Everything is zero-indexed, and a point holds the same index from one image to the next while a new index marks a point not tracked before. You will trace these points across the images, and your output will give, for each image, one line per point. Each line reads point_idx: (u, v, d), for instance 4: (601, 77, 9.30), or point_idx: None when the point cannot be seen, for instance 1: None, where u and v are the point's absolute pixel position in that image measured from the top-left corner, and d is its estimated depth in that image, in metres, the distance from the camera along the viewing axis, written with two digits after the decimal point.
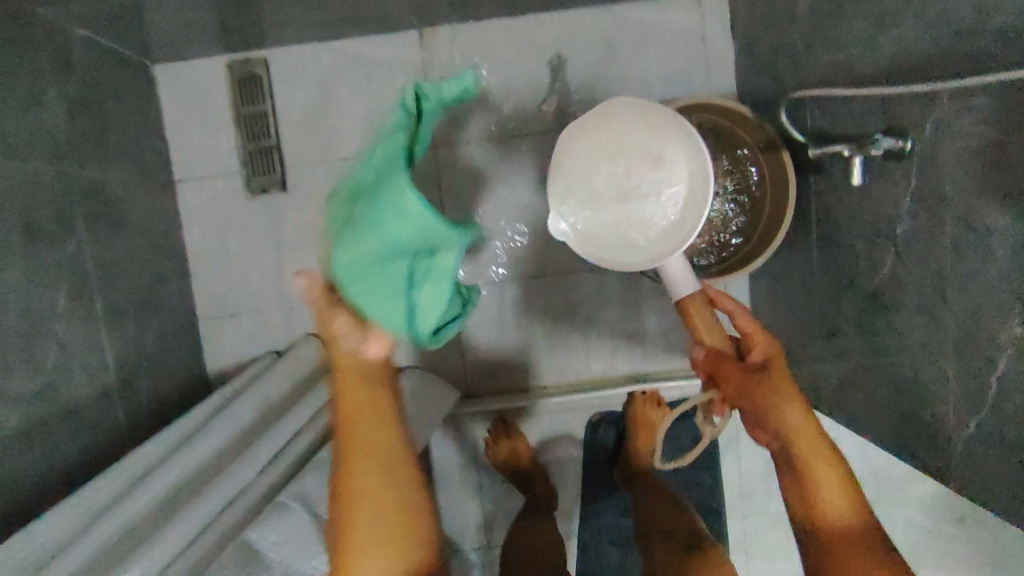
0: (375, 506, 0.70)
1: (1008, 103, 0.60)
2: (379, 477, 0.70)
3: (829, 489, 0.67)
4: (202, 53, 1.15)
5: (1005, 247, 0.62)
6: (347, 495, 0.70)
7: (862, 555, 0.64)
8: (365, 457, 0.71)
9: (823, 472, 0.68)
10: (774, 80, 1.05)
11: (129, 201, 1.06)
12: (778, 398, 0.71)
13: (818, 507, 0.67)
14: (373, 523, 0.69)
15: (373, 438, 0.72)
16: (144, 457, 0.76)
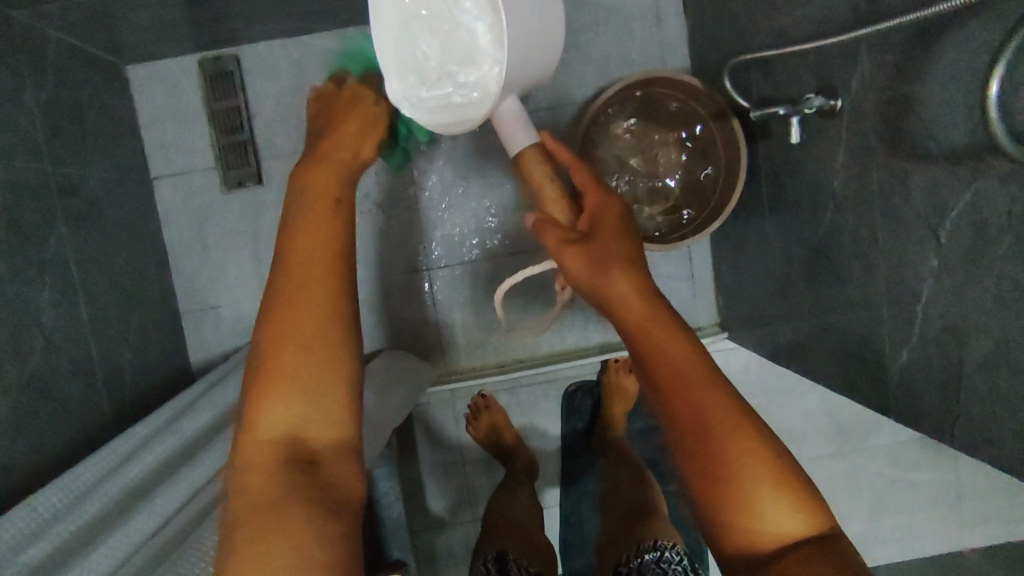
0: (313, 345, 0.49)
1: (914, 55, 0.65)
2: (320, 303, 0.51)
3: (746, 468, 0.43)
4: (173, 51, 1.19)
5: (921, 188, 0.67)
6: (279, 301, 0.50)
7: (744, 490, 0.42)
8: (311, 269, 0.51)
9: (728, 435, 0.43)
10: (723, 53, 1.11)
11: (107, 197, 1.09)
12: (600, 266, 0.52)
13: (726, 512, 0.43)
14: (305, 364, 0.49)
15: (323, 251, 0.52)
16: (138, 432, 0.80)
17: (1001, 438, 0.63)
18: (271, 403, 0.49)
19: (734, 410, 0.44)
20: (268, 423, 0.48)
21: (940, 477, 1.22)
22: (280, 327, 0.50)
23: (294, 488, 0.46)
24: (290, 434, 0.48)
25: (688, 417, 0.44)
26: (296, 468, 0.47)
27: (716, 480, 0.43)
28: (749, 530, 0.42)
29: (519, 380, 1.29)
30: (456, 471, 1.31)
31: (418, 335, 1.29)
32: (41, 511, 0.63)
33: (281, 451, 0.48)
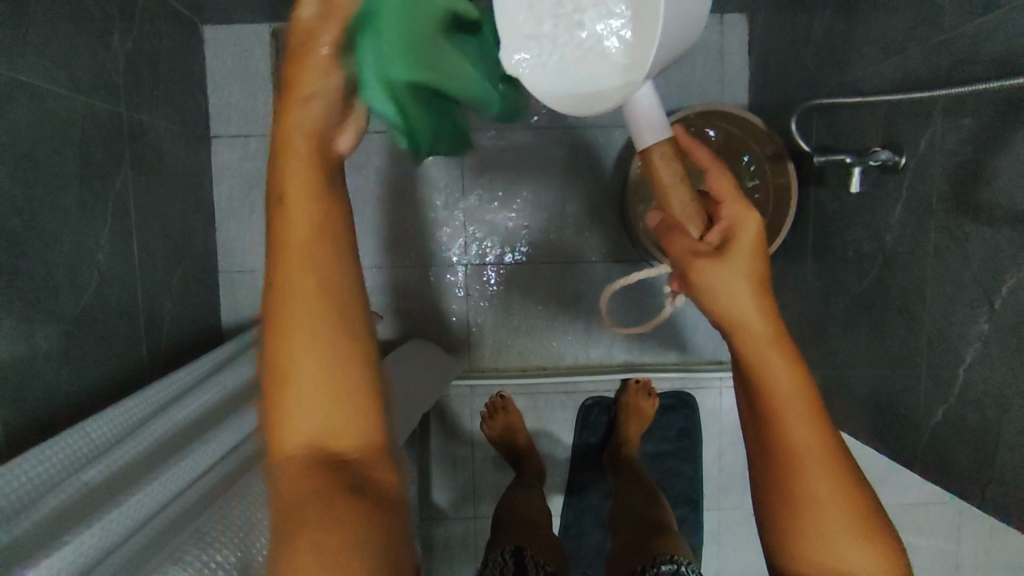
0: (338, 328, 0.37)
1: (991, 124, 0.67)
2: (339, 279, 0.37)
3: (829, 512, 0.45)
4: (252, 17, 1.22)
5: (980, 253, 0.69)
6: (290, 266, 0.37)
7: (835, 519, 0.45)
8: (316, 235, 0.37)
9: (820, 482, 0.46)
10: (788, 96, 1.14)
11: (170, 149, 1.11)
12: (731, 284, 0.48)
13: (798, 548, 0.46)
14: (335, 357, 0.37)
15: (334, 211, 0.38)
16: (178, 377, 0.82)
17: None
18: (297, 402, 0.36)
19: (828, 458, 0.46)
20: (298, 430, 0.36)
21: (937, 545, 1.23)
22: (291, 309, 0.36)
23: (334, 513, 0.35)
24: (324, 441, 0.36)
25: (784, 458, 0.46)
26: (335, 484, 0.36)
27: (798, 510, 0.46)
28: (825, 565, 0.46)
29: (540, 386, 1.30)
30: (464, 467, 1.32)
31: (444, 328, 1.31)
32: (92, 439, 0.65)
33: (316, 466, 0.36)
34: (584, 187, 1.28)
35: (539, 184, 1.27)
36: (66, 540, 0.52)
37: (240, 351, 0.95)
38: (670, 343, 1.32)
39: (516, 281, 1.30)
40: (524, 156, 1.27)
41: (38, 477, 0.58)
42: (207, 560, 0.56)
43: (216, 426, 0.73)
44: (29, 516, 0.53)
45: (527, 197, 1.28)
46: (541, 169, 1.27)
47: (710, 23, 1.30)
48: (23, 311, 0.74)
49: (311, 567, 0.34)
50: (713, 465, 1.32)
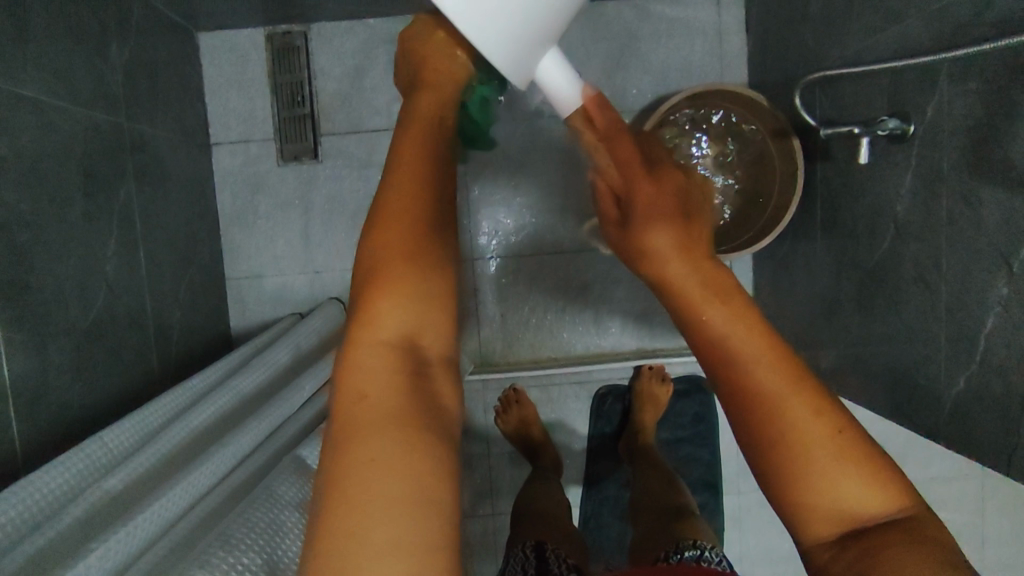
0: (429, 260, 0.44)
1: (999, 85, 0.66)
2: (431, 222, 0.45)
3: (825, 456, 0.42)
4: (246, 22, 1.22)
5: (995, 218, 0.68)
6: (397, 199, 0.45)
7: (825, 450, 0.42)
8: (420, 188, 0.45)
9: (809, 432, 0.42)
10: (789, 72, 1.13)
11: (172, 159, 1.11)
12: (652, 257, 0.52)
13: (811, 511, 0.42)
14: (421, 279, 0.43)
15: (435, 163, 0.47)
16: (191, 386, 0.81)
17: None
18: (387, 305, 0.42)
19: (813, 412, 0.43)
20: (388, 322, 0.42)
21: (961, 518, 1.23)
22: (389, 238, 0.44)
23: (418, 403, 0.40)
24: (405, 346, 0.42)
25: (757, 397, 0.43)
26: (415, 377, 0.41)
27: (780, 447, 0.42)
28: (821, 501, 0.41)
29: (553, 377, 1.30)
30: (481, 463, 1.31)
31: None
32: (108, 448, 0.64)
33: (400, 358, 0.41)
34: None
35: (540, 174, 1.28)
36: (92, 550, 0.53)
37: (252, 357, 0.94)
38: (681, 328, 1.31)
39: (524, 272, 1.30)
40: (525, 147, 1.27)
41: (52, 491, 0.57)
42: (231, 565, 0.57)
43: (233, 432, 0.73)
44: (53, 527, 0.54)
45: (529, 188, 1.28)
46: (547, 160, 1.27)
47: (704, 4, 1.30)
48: (33, 324, 0.74)
49: (374, 471, 0.36)
50: (730, 447, 1.32)
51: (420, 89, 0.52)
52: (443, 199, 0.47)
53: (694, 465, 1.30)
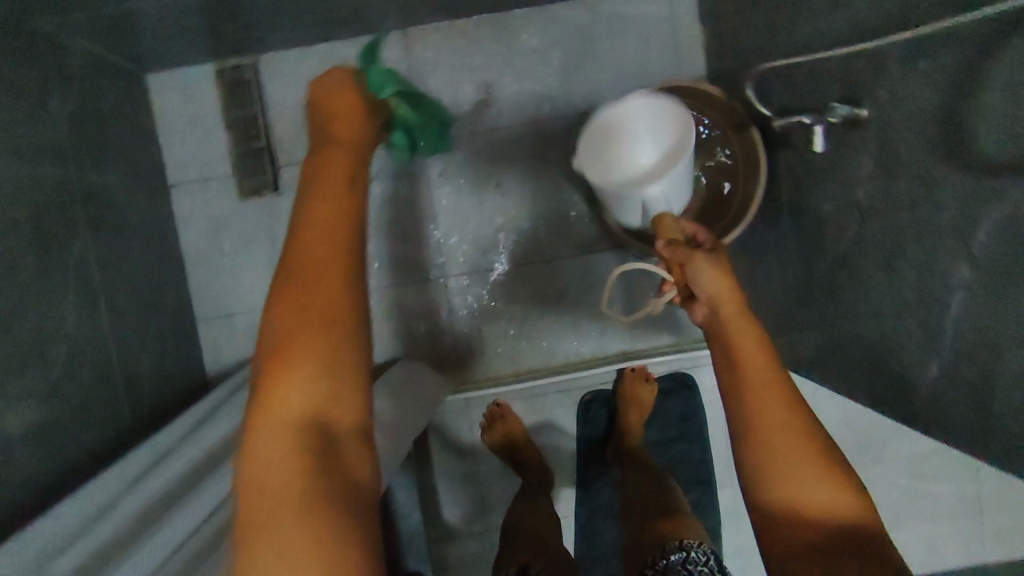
0: (339, 331, 0.49)
1: (947, 65, 0.65)
2: (335, 300, 0.50)
3: (801, 469, 0.54)
4: (193, 58, 1.20)
5: (954, 199, 0.67)
6: (309, 273, 0.50)
7: (804, 465, 0.54)
8: (323, 270, 0.50)
9: (791, 447, 0.55)
10: (742, 61, 1.12)
11: (128, 206, 1.09)
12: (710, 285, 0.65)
13: (778, 508, 0.54)
14: (320, 360, 0.48)
15: (336, 242, 0.52)
16: (133, 464, 0.78)
17: None
18: (291, 385, 0.47)
19: (802, 429, 0.55)
20: (292, 402, 0.47)
21: (958, 488, 1.25)
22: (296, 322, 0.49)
23: (321, 478, 0.45)
24: (316, 416, 0.47)
25: (754, 410, 0.57)
26: (321, 449, 0.46)
27: (768, 454, 0.55)
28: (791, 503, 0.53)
29: (537, 388, 1.29)
30: (473, 481, 1.30)
31: (435, 342, 1.30)
32: (46, 539, 0.62)
33: (303, 437, 0.46)
34: (551, 185, 1.28)
35: (501, 186, 1.29)
36: None
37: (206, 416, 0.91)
38: (661, 327, 1.30)
39: (497, 284, 1.29)
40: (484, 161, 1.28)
41: None
42: None
43: (188, 496, 0.70)
44: None
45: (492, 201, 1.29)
46: (506, 170, 1.29)
47: None
48: None
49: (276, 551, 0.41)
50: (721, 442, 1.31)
51: (327, 152, 0.59)
52: (349, 275, 0.51)
53: (686, 462, 1.30)
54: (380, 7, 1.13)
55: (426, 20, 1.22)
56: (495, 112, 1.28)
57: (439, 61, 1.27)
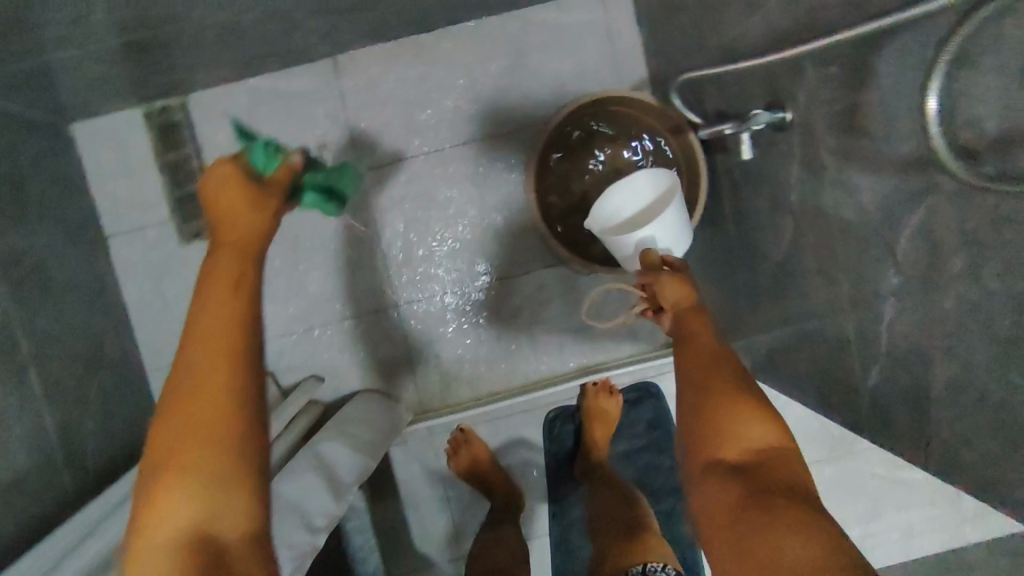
0: (214, 451, 0.48)
1: (857, 70, 0.63)
2: (217, 409, 0.49)
3: (744, 420, 0.60)
4: (117, 105, 1.17)
5: (875, 206, 0.65)
6: (188, 393, 0.49)
7: (753, 422, 0.60)
8: (203, 378, 0.50)
9: (741, 411, 0.61)
10: (675, 64, 1.10)
11: (57, 264, 1.06)
12: (677, 294, 0.72)
13: (725, 450, 0.60)
14: (203, 474, 0.48)
15: (218, 347, 0.50)
16: (22, 572, 0.73)
17: (973, 465, 0.60)
18: (173, 499, 0.47)
19: (742, 394, 0.62)
20: (173, 518, 0.47)
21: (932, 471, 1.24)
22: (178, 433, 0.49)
23: None
24: (196, 538, 0.47)
25: (709, 372, 0.64)
26: (203, 567, 0.45)
27: (716, 411, 0.61)
28: (733, 450, 0.60)
29: (498, 410, 1.28)
30: (443, 508, 1.28)
31: (392, 373, 1.28)
32: None
33: (185, 554, 0.46)
34: (497, 203, 1.26)
35: (448, 207, 1.26)
36: None
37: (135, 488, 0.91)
38: (621, 337, 1.28)
39: (451, 309, 1.27)
40: (426, 184, 1.25)
41: None
42: None
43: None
44: None
45: (439, 223, 1.26)
46: (451, 192, 1.26)
47: (589, 2, 1.23)
48: None
49: None
50: None
51: (220, 251, 0.55)
52: (232, 380, 0.50)
53: None
54: (302, 37, 1.10)
55: (353, 46, 1.19)
56: (434, 134, 1.25)
57: (371, 86, 1.24)
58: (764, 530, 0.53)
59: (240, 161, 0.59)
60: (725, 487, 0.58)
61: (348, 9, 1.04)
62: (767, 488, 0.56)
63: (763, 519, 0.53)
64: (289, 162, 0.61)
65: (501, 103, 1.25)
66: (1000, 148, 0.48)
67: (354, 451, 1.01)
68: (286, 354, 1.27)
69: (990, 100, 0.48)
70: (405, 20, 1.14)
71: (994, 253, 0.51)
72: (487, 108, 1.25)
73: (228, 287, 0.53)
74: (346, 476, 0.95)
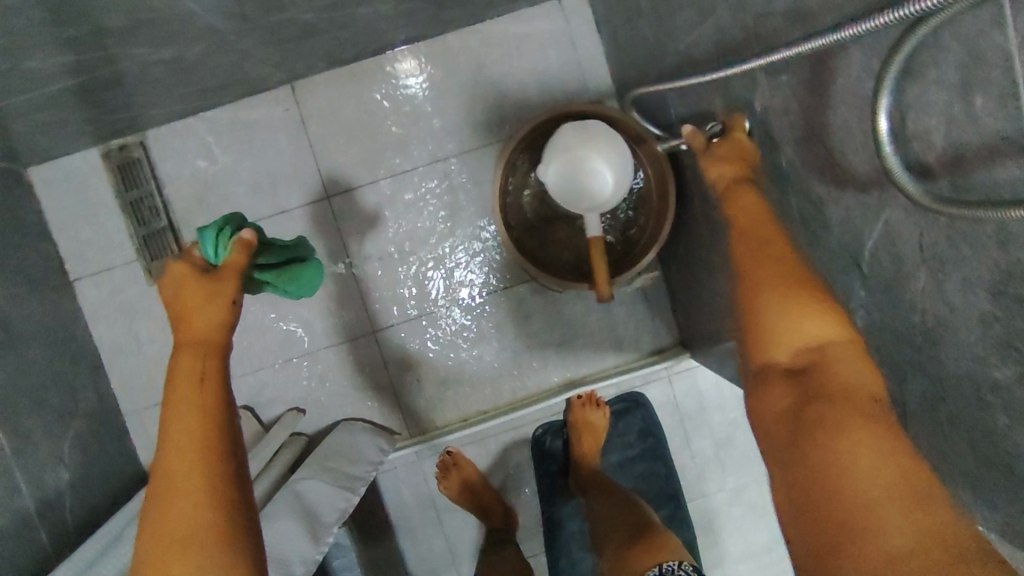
0: (197, 532, 0.54)
1: (808, 80, 0.61)
2: (195, 494, 0.55)
3: (794, 309, 0.61)
4: (74, 146, 1.15)
5: (839, 218, 0.63)
6: (171, 479, 0.56)
7: (806, 308, 0.60)
8: (181, 469, 0.56)
9: (788, 303, 0.61)
10: (636, 70, 1.08)
11: (21, 314, 1.03)
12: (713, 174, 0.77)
13: (781, 339, 0.61)
14: (191, 556, 0.53)
15: (189, 439, 0.57)
16: None
17: (952, 478, 0.59)
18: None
19: (796, 291, 0.62)
20: None
21: None
22: (165, 522, 0.55)
23: None
24: None
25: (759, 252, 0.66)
26: None
27: (757, 306, 0.63)
28: (790, 337, 0.60)
29: (485, 431, 1.25)
30: (436, 533, 1.26)
31: (375, 399, 1.25)
32: None
33: None
34: (470, 221, 1.24)
35: (420, 228, 1.24)
36: None
37: (117, 536, 0.88)
38: (605, 348, 1.26)
39: (431, 329, 1.25)
40: (395, 206, 1.23)
41: None
42: None
43: None
44: None
45: (412, 244, 1.24)
46: (423, 211, 1.24)
47: (547, 12, 1.21)
48: None
49: None
50: (685, 454, 1.27)
51: (182, 350, 0.62)
52: (207, 466, 0.56)
53: None
54: (255, 66, 1.08)
55: (311, 72, 1.17)
56: (401, 154, 1.23)
57: (332, 110, 1.22)
58: (815, 431, 0.54)
59: (194, 259, 0.68)
60: (781, 392, 0.59)
61: (299, 35, 1.02)
62: (823, 393, 0.56)
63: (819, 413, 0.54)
64: (241, 239, 0.68)
65: (466, 119, 1.23)
66: (953, 163, 0.47)
67: (335, 484, 0.99)
68: (265, 388, 1.25)
69: (938, 110, 0.47)
70: (361, 41, 1.12)
71: (955, 268, 0.49)
72: (452, 125, 1.23)
73: (193, 385, 0.60)
74: (326, 514, 0.93)
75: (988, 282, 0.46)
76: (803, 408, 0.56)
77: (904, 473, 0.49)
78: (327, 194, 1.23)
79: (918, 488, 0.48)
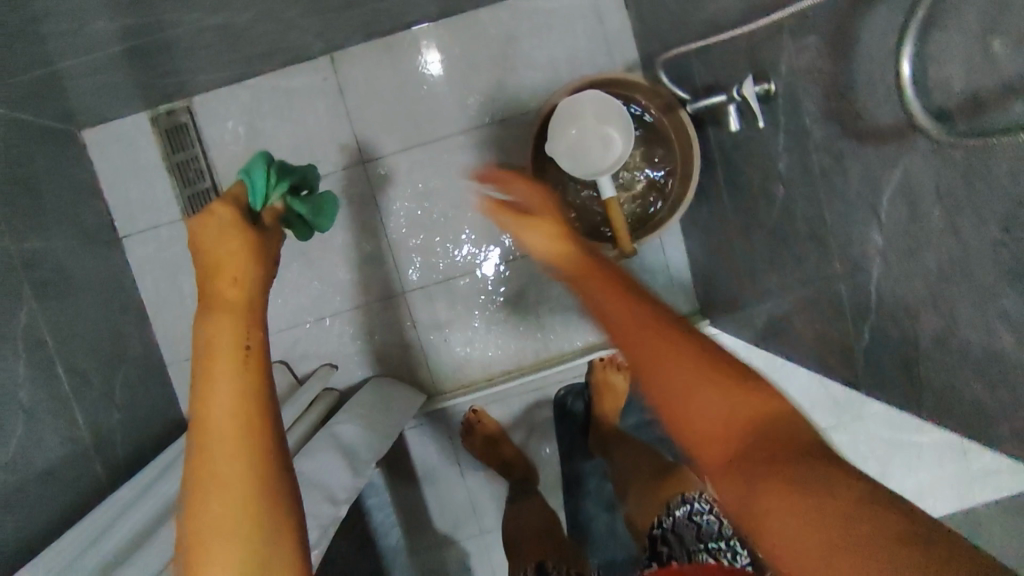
0: (243, 485, 0.50)
1: (831, 37, 0.65)
2: (240, 453, 0.51)
3: (696, 374, 0.51)
4: (124, 110, 1.21)
5: (859, 170, 0.67)
6: (209, 441, 0.52)
7: (691, 366, 0.52)
8: (223, 424, 0.52)
9: (692, 357, 0.53)
10: (662, 42, 1.11)
11: (75, 265, 1.09)
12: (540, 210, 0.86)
13: (696, 417, 0.51)
14: (236, 513, 0.49)
15: (231, 394, 0.53)
16: (72, 540, 0.77)
17: (960, 410, 0.63)
18: (210, 544, 0.49)
19: (684, 354, 0.53)
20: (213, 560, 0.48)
21: (940, 439, 1.26)
22: (202, 484, 0.50)
23: None
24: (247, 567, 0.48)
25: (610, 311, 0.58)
26: None
27: (651, 372, 0.53)
28: (699, 412, 0.51)
29: (508, 391, 1.30)
30: (459, 487, 1.32)
31: (404, 357, 1.31)
32: None
33: None
34: None
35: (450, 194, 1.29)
36: None
37: (167, 467, 0.94)
38: None
39: (459, 292, 1.30)
40: (427, 173, 1.28)
41: None
42: None
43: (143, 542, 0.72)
44: None
45: (443, 209, 1.29)
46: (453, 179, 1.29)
47: None
48: None
49: None
50: None
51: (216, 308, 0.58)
52: (252, 422, 0.53)
53: None
54: (298, 34, 1.13)
55: (348, 42, 1.22)
56: (432, 123, 1.28)
57: (368, 79, 1.27)
58: (763, 514, 0.44)
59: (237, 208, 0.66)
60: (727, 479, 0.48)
61: (340, 5, 1.07)
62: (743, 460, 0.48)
63: (760, 495, 0.44)
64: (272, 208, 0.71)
65: (496, 90, 1.28)
66: (969, 106, 0.50)
67: (369, 430, 1.05)
68: (300, 344, 1.31)
69: (958, 56, 0.50)
70: (398, 12, 1.16)
71: (969, 205, 0.53)
72: (482, 96, 1.28)
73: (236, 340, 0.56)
74: (362, 455, 0.98)
75: (1000, 217, 0.50)
76: (744, 490, 0.46)
77: (853, 504, 0.41)
78: (362, 161, 1.28)
79: (859, 525, 0.39)
